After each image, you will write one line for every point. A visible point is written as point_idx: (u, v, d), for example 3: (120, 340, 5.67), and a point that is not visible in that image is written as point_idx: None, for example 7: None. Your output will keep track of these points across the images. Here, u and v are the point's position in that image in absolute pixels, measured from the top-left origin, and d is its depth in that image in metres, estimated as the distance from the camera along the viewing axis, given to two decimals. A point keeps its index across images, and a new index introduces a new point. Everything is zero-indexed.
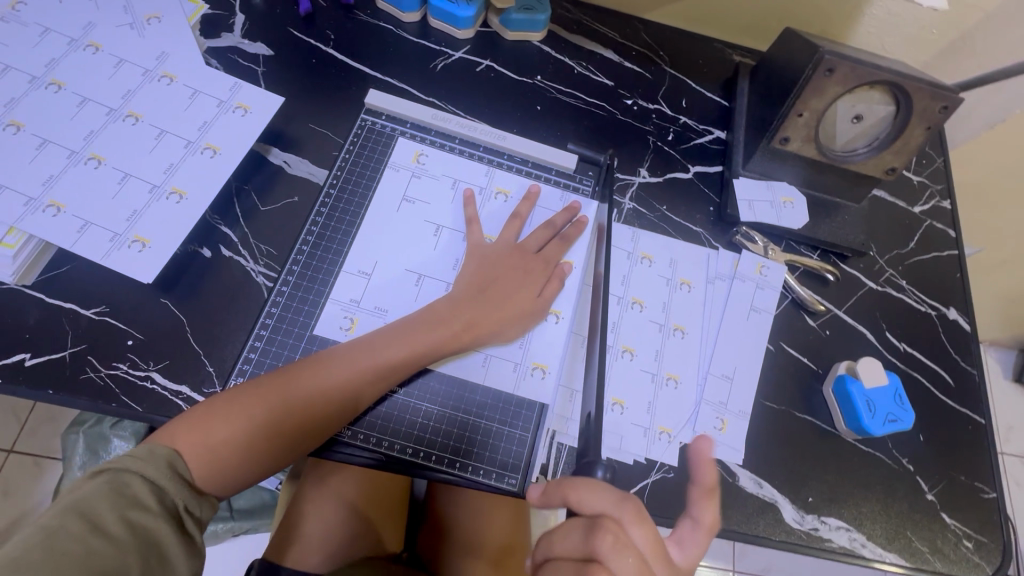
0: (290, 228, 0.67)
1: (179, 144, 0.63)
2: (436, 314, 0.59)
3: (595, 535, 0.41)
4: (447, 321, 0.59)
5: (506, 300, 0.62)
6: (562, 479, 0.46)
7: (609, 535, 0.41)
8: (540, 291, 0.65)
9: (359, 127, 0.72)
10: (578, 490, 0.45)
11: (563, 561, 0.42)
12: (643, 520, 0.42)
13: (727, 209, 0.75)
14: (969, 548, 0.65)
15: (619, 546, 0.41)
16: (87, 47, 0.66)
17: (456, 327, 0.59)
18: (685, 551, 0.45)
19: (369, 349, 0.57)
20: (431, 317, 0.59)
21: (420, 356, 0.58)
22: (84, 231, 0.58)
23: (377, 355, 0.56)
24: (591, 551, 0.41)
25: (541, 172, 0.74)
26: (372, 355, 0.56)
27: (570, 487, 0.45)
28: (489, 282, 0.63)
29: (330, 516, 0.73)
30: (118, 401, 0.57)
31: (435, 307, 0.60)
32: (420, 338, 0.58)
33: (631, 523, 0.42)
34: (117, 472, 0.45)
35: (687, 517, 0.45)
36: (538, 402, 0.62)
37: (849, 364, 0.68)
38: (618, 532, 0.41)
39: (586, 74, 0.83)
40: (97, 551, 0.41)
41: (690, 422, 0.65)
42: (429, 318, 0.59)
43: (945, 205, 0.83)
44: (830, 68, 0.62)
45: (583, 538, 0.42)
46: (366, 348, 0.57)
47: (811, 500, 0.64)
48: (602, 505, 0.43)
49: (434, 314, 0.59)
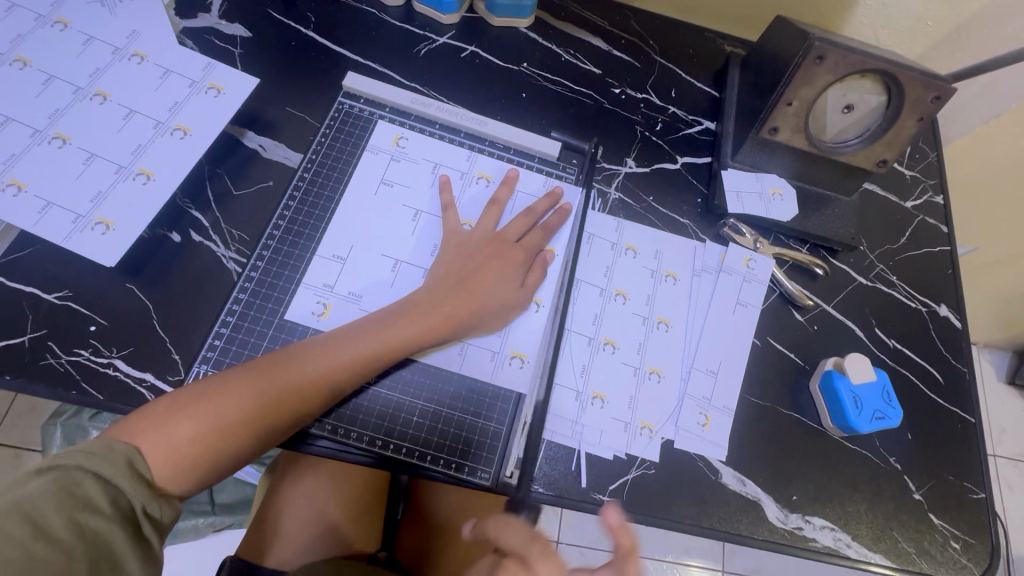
0: (263, 212, 0.65)
1: (149, 124, 0.61)
2: (415, 306, 0.57)
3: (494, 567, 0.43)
4: (426, 313, 0.57)
5: (486, 291, 0.60)
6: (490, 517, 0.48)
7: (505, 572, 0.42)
8: (520, 280, 0.63)
9: (336, 110, 0.70)
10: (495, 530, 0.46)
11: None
12: (548, 556, 0.43)
13: (715, 200, 0.74)
14: (956, 550, 0.63)
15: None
16: (56, 23, 0.64)
17: (435, 320, 0.57)
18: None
19: (345, 342, 0.54)
20: (407, 309, 0.57)
21: (398, 351, 0.56)
22: (46, 212, 0.56)
23: (350, 347, 0.54)
24: None
25: (525, 159, 0.72)
26: (345, 347, 0.54)
27: (490, 526, 0.47)
28: (469, 271, 0.61)
29: (307, 510, 0.72)
30: (78, 388, 0.55)
31: (411, 299, 0.58)
32: (398, 332, 0.56)
33: (536, 558, 0.43)
34: (68, 470, 0.43)
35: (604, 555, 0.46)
36: (515, 393, 0.61)
37: (836, 360, 0.66)
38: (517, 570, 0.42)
39: (573, 62, 0.81)
40: (39, 557, 0.40)
41: (672, 418, 0.63)
42: (407, 311, 0.57)
43: (937, 200, 0.81)
44: (820, 55, 0.61)
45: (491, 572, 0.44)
46: (338, 340, 0.54)
47: (796, 498, 0.63)
48: (513, 542, 0.45)
49: (412, 306, 0.57)
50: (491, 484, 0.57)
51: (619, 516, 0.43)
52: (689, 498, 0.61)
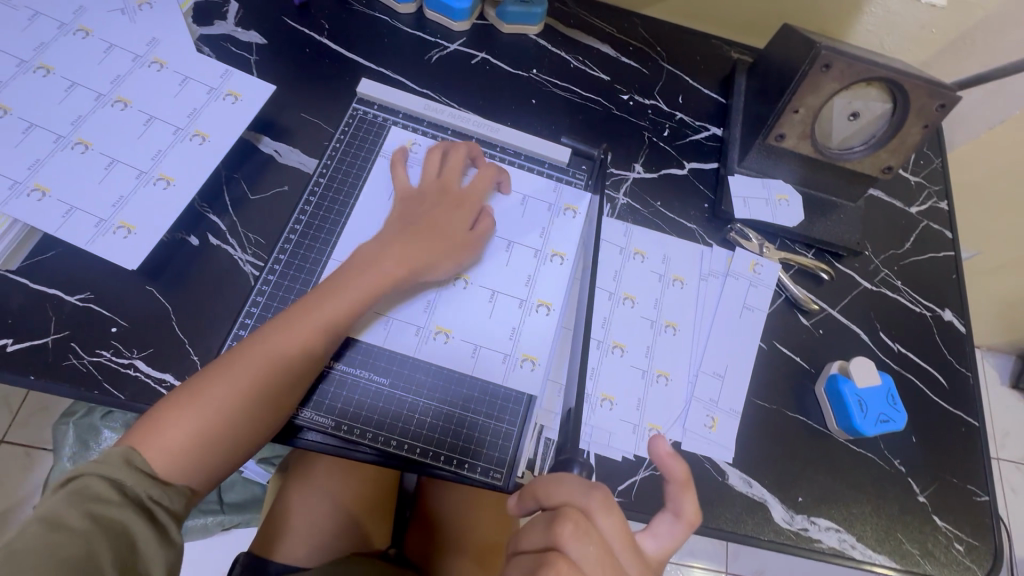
0: (280, 216, 0.66)
1: (168, 130, 0.63)
2: (367, 262, 0.59)
3: (557, 521, 0.43)
4: (376, 265, 0.59)
5: (437, 230, 0.62)
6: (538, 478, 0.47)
7: (571, 522, 0.42)
8: (468, 227, 0.64)
9: (350, 116, 0.71)
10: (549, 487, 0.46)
11: (526, 556, 0.43)
12: (609, 508, 0.43)
13: (722, 206, 0.75)
14: (960, 551, 0.64)
15: (580, 533, 0.42)
16: (77, 31, 0.65)
17: (386, 269, 0.59)
18: (662, 542, 0.45)
19: (303, 305, 0.56)
20: (360, 266, 0.59)
21: (356, 304, 0.57)
22: (69, 216, 0.57)
23: (309, 314, 0.55)
24: (552, 540, 0.42)
25: (535, 164, 0.73)
26: (304, 315, 0.55)
27: (540, 484, 0.46)
28: (415, 219, 0.63)
29: (318, 511, 0.73)
30: (100, 388, 0.56)
31: (362, 254, 0.60)
32: (354, 288, 0.57)
33: (597, 509, 0.43)
34: (74, 476, 0.44)
35: (666, 512, 0.46)
36: (526, 396, 0.62)
37: (841, 363, 0.67)
38: (580, 520, 0.42)
39: (582, 69, 0.82)
40: (62, 544, 0.41)
41: (680, 420, 0.64)
42: (357, 267, 0.59)
43: (942, 205, 0.82)
44: (827, 64, 0.62)
45: (546, 527, 0.43)
46: (298, 310, 0.56)
47: (802, 500, 0.64)
48: (568, 494, 0.44)
49: (363, 262, 0.59)
50: (504, 484, 0.58)
51: (667, 446, 0.45)
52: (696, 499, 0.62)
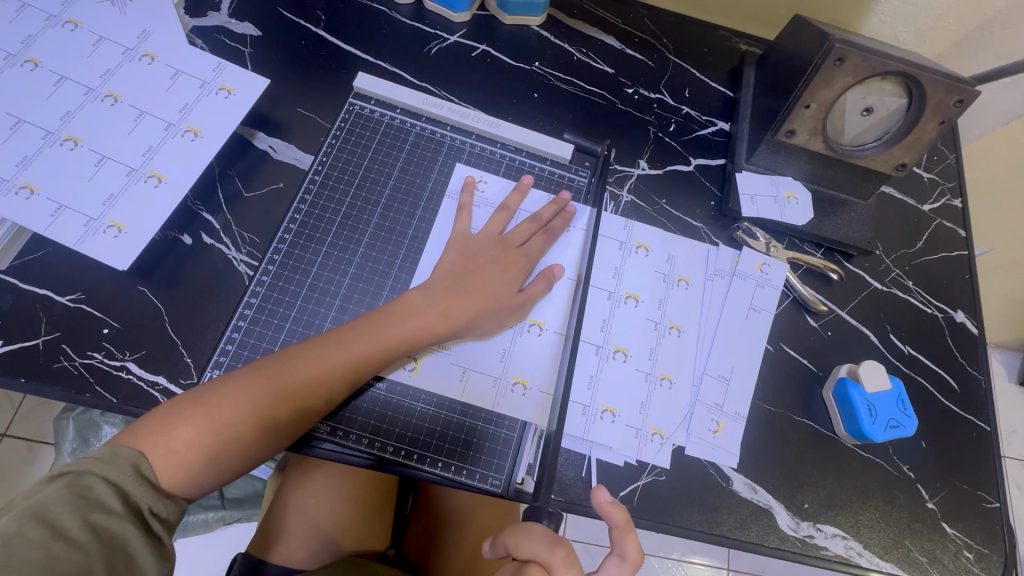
0: (275, 215, 0.64)
1: (159, 125, 0.61)
2: (409, 304, 0.57)
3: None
4: (421, 312, 0.57)
5: (487, 288, 0.60)
6: (513, 524, 0.46)
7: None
8: (519, 285, 0.62)
9: (346, 111, 0.69)
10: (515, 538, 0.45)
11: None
12: (570, 564, 0.44)
13: (728, 204, 0.73)
14: (970, 559, 0.63)
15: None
16: (66, 23, 0.63)
17: (432, 319, 0.57)
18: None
19: (340, 338, 0.54)
20: (402, 309, 0.56)
21: (393, 348, 0.55)
22: (58, 215, 0.56)
23: (343, 347, 0.53)
24: None
25: (536, 161, 0.71)
26: (338, 346, 0.53)
27: (510, 533, 0.46)
28: (468, 271, 0.60)
29: (315, 511, 0.72)
30: (92, 391, 0.55)
31: (406, 298, 0.57)
32: (393, 331, 0.55)
33: (558, 566, 0.44)
34: (78, 475, 0.43)
35: (612, 554, 0.48)
36: (520, 419, 0.60)
37: (851, 367, 0.65)
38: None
39: (585, 61, 0.80)
40: (59, 556, 0.40)
41: (683, 424, 0.63)
42: (402, 309, 0.56)
43: (956, 203, 0.80)
44: (840, 57, 0.59)
45: None
46: (332, 339, 0.54)
47: (807, 506, 0.62)
48: (534, 550, 0.44)
49: (408, 305, 0.57)
50: (502, 491, 0.57)
51: (610, 496, 0.48)
52: (699, 505, 0.61)
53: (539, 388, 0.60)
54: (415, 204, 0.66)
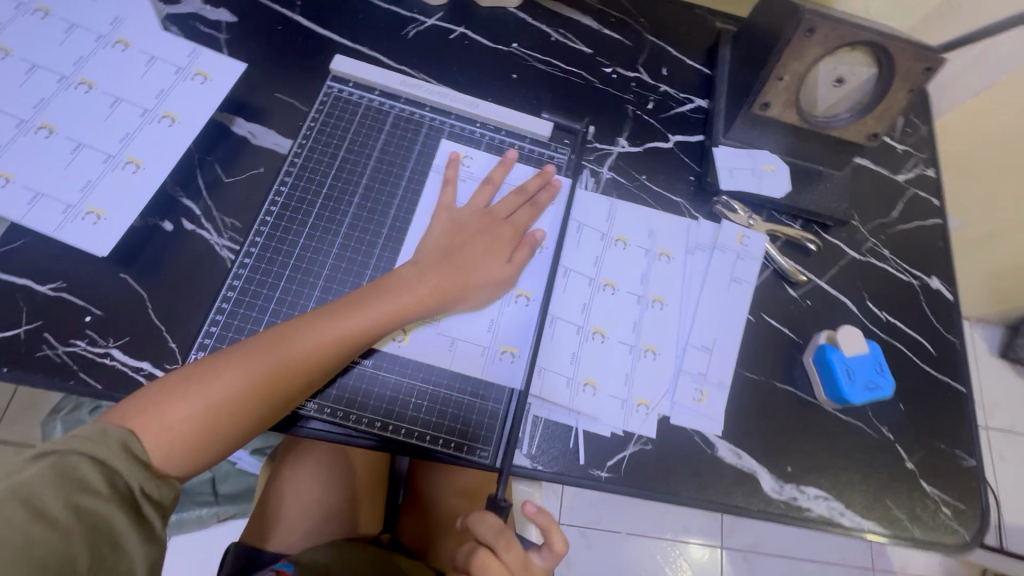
0: (256, 199, 0.64)
1: (136, 112, 0.61)
2: (401, 279, 0.57)
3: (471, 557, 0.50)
4: (412, 285, 0.57)
5: (473, 259, 0.60)
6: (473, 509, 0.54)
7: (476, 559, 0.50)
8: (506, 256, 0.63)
9: (324, 95, 0.69)
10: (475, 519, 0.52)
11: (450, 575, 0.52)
12: (514, 549, 0.50)
13: (707, 178, 0.74)
14: (948, 515, 0.65)
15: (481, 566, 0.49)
16: (36, 11, 0.63)
17: (422, 292, 0.57)
18: (545, 562, 0.53)
19: (331, 314, 0.54)
20: (393, 284, 0.57)
21: (386, 322, 0.55)
22: (35, 203, 0.55)
23: (336, 322, 0.54)
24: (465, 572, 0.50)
25: (516, 140, 0.72)
26: (331, 321, 0.54)
27: (469, 518, 0.53)
28: (456, 248, 0.61)
29: (309, 498, 0.73)
30: (76, 378, 0.55)
31: (397, 273, 0.58)
32: (386, 304, 0.55)
33: (503, 550, 0.50)
34: (65, 454, 0.43)
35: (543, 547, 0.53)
36: (508, 387, 0.61)
37: (829, 333, 0.67)
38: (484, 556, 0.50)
39: (563, 42, 0.80)
40: (39, 539, 0.40)
41: (667, 394, 0.64)
42: (392, 283, 0.57)
43: (929, 173, 0.81)
44: (810, 28, 0.60)
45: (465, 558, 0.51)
46: (326, 314, 0.54)
47: (790, 469, 0.64)
48: (484, 533, 0.51)
49: (399, 280, 0.57)
50: (491, 463, 0.58)
51: (536, 504, 0.51)
52: (684, 472, 0.62)
53: (525, 357, 0.61)
54: (398, 184, 0.67)
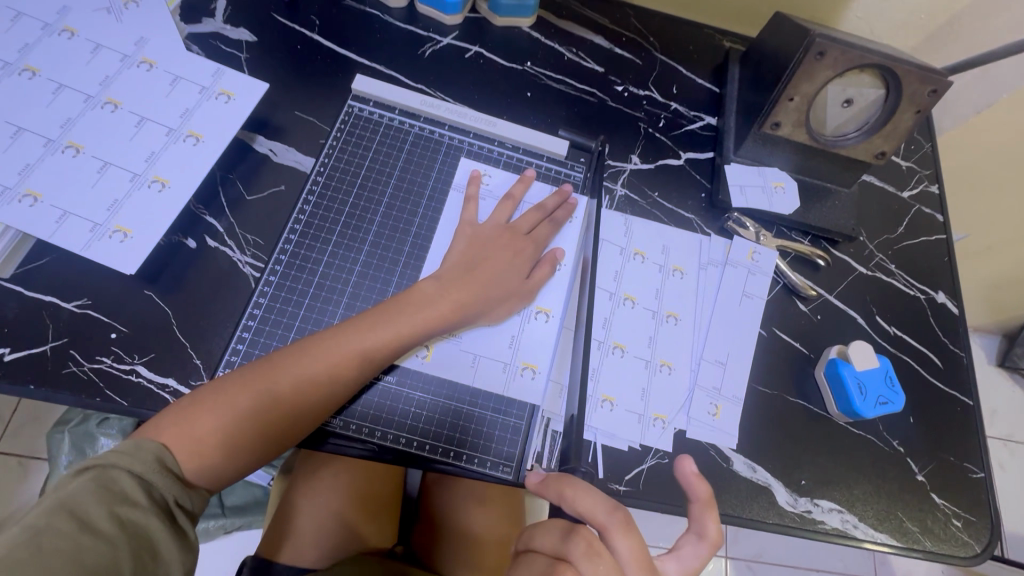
0: (278, 217, 0.65)
1: (161, 131, 0.62)
2: (423, 294, 0.58)
3: (570, 530, 0.42)
4: (434, 300, 0.58)
5: (494, 275, 0.61)
6: (558, 478, 0.46)
7: (584, 540, 0.40)
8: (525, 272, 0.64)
9: (346, 113, 0.70)
10: (571, 491, 0.44)
11: (538, 556, 0.42)
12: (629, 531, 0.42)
13: (718, 195, 0.75)
14: (958, 527, 0.66)
15: (592, 553, 0.40)
16: (62, 32, 0.64)
17: (444, 307, 0.58)
18: (683, 565, 0.43)
19: (356, 329, 0.55)
20: (416, 298, 0.58)
21: (409, 337, 0.56)
22: (63, 221, 0.56)
23: (361, 336, 0.54)
24: (563, 552, 0.41)
25: (533, 158, 0.73)
26: (355, 336, 0.54)
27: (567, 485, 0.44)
28: (478, 261, 0.62)
29: (323, 511, 0.73)
30: (102, 395, 0.55)
31: (420, 288, 0.59)
32: (409, 318, 0.56)
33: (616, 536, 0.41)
34: (104, 468, 0.44)
35: (688, 533, 0.44)
36: (529, 402, 0.61)
37: (840, 348, 0.68)
38: (593, 539, 0.41)
39: (576, 61, 0.82)
40: (86, 548, 0.40)
41: (684, 409, 0.65)
42: (415, 298, 0.58)
43: (933, 189, 0.83)
44: (820, 51, 0.62)
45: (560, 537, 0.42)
46: (350, 328, 0.55)
47: (804, 483, 0.65)
48: (591, 507, 0.43)
49: (421, 294, 0.58)
50: (512, 477, 0.59)
51: (694, 468, 0.44)
52: None
53: (546, 372, 0.62)
54: (417, 202, 0.68)
